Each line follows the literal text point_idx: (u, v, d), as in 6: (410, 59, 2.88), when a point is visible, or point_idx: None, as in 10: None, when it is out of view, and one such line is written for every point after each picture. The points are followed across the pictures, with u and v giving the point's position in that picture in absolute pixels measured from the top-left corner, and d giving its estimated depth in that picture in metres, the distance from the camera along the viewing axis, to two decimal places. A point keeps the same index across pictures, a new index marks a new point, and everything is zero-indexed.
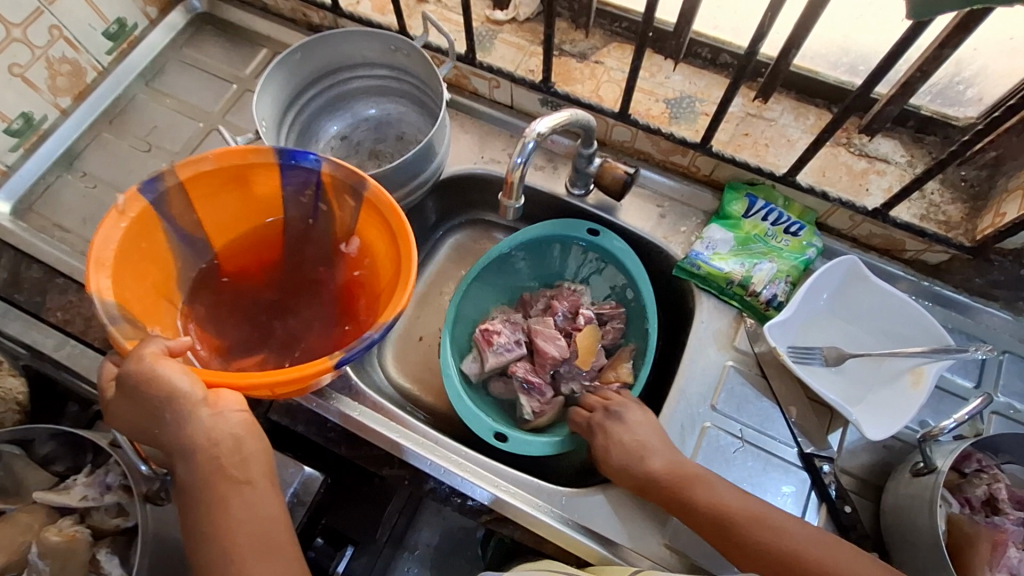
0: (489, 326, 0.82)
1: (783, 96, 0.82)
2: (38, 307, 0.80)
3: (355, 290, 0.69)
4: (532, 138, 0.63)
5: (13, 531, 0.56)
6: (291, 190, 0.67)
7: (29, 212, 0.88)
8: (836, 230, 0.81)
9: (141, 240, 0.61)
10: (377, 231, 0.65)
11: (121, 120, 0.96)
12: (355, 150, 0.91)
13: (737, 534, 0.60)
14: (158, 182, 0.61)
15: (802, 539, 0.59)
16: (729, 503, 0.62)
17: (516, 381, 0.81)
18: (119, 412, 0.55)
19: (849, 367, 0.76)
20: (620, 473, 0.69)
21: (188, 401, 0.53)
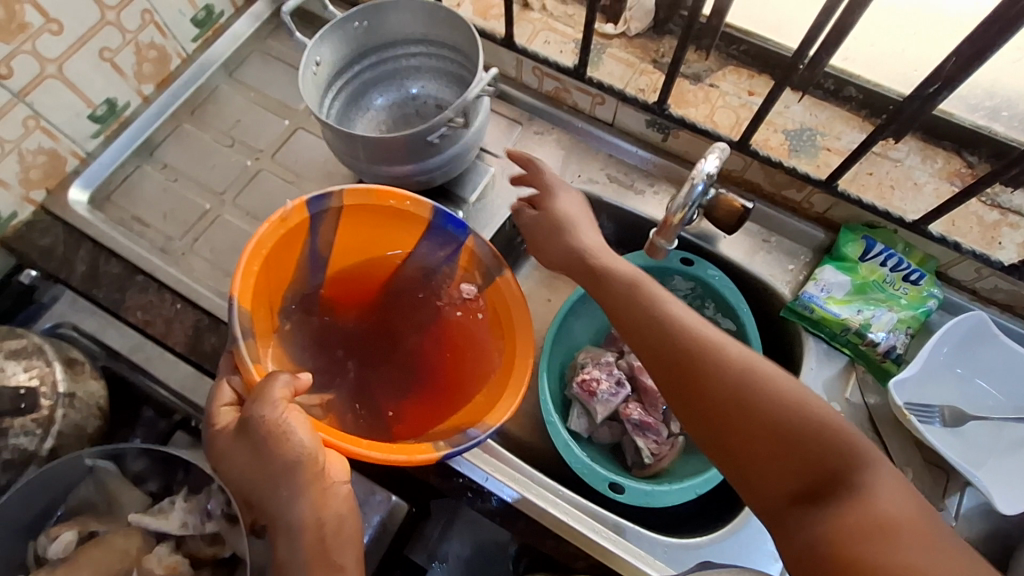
0: (586, 375, 0.78)
1: (910, 136, 0.78)
2: (117, 305, 0.77)
3: (448, 356, 0.69)
4: (702, 179, 0.62)
5: (111, 555, 0.53)
6: (425, 248, 0.69)
7: (107, 202, 0.85)
8: (956, 281, 0.77)
9: (287, 247, 0.63)
10: (489, 314, 0.67)
11: (202, 111, 0.92)
12: (396, 128, 0.84)
13: (654, 330, 0.57)
14: (324, 200, 0.63)
15: (722, 340, 0.55)
16: (722, 344, 0.54)
17: (630, 423, 0.77)
18: (232, 457, 0.52)
19: (968, 429, 0.72)
20: (562, 266, 0.67)
21: (311, 467, 0.51)
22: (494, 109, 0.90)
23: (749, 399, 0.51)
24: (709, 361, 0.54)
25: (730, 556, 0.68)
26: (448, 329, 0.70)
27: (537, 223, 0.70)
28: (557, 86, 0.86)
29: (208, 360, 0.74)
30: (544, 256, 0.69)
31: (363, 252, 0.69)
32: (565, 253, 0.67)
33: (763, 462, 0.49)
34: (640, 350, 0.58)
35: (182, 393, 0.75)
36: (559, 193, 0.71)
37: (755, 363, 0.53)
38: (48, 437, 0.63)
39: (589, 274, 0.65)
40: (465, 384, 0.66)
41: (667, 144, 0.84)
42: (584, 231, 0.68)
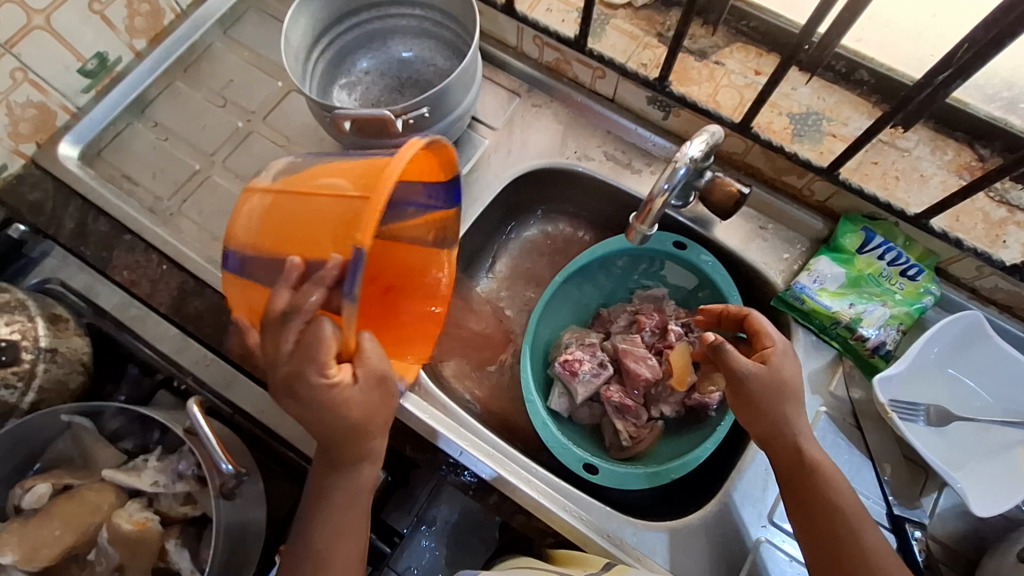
0: (569, 356, 0.78)
1: (922, 125, 0.75)
2: (104, 263, 0.78)
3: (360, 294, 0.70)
4: (684, 163, 0.60)
5: (82, 510, 0.54)
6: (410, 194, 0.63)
7: (97, 158, 0.84)
8: (955, 278, 0.75)
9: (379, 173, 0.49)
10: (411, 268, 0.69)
11: (196, 69, 0.90)
12: (379, 89, 0.82)
13: (830, 526, 0.58)
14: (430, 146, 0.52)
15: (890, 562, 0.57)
16: (879, 551, 0.57)
17: (609, 405, 0.77)
18: (361, 402, 0.53)
19: (952, 430, 0.71)
20: (758, 419, 0.63)
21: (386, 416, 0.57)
22: (491, 78, 0.87)
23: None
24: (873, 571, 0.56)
25: (701, 543, 0.67)
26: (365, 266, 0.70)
27: (763, 377, 0.61)
28: (557, 57, 0.83)
29: (192, 322, 0.75)
30: (752, 413, 0.63)
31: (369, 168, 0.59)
32: (767, 415, 0.62)
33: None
34: (806, 532, 0.60)
35: (167, 354, 0.75)
36: (791, 355, 0.64)
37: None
38: (30, 392, 0.64)
39: (792, 458, 0.61)
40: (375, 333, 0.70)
41: (667, 123, 0.81)
42: (801, 408, 0.63)
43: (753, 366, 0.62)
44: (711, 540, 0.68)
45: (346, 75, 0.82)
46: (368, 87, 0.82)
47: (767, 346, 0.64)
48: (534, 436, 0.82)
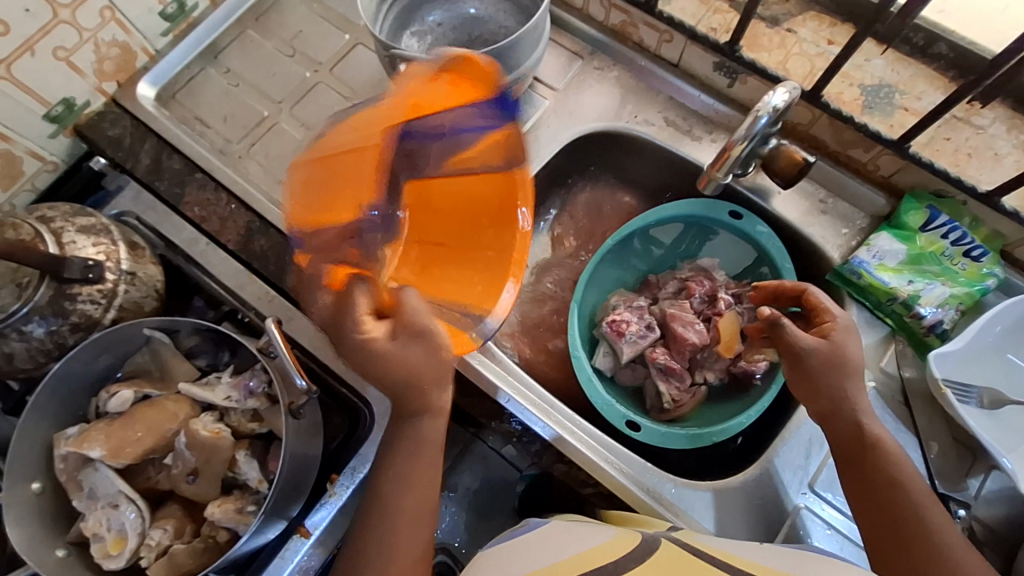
0: (617, 317, 0.79)
1: (999, 102, 0.73)
2: (176, 199, 0.82)
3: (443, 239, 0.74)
4: (767, 112, 0.61)
5: (162, 416, 0.58)
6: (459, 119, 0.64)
7: (172, 100, 0.88)
8: (1022, 263, 0.73)
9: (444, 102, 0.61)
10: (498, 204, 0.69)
11: (267, 18, 0.92)
12: (444, 41, 0.83)
13: (898, 512, 0.57)
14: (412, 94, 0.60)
15: (957, 544, 0.56)
16: (943, 532, 0.56)
17: (655, 367, 0.78)
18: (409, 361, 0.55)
19: (1006, 414, 0.70)
20: (820, 392, 0.63)
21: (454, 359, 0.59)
22: (556, 40, 0.87)
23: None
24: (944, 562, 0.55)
25: (743, 504, 0.68)
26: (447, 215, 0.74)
27: (823, 352, 0.62)
28: (624, 20, 0.83)
29: (258, 260, 0.78)
30: (810, 389, 0.63)
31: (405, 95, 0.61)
32: (825, 391, 0.62)
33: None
34: (870, 517, 0.59)
35: (233, 287, 0.79)
36: (852, 332, 0.64)
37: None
38: (111, 309, 0.67)
39: (851, 433, 0.62)
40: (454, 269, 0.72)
41: (732, 90, 0.80)
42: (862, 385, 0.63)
43: (812, 342, 0.63)
44: (753, 505, 0.69)
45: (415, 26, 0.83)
46: (433, 40, 0.83)
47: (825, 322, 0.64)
48: (577, 396, 0.84)
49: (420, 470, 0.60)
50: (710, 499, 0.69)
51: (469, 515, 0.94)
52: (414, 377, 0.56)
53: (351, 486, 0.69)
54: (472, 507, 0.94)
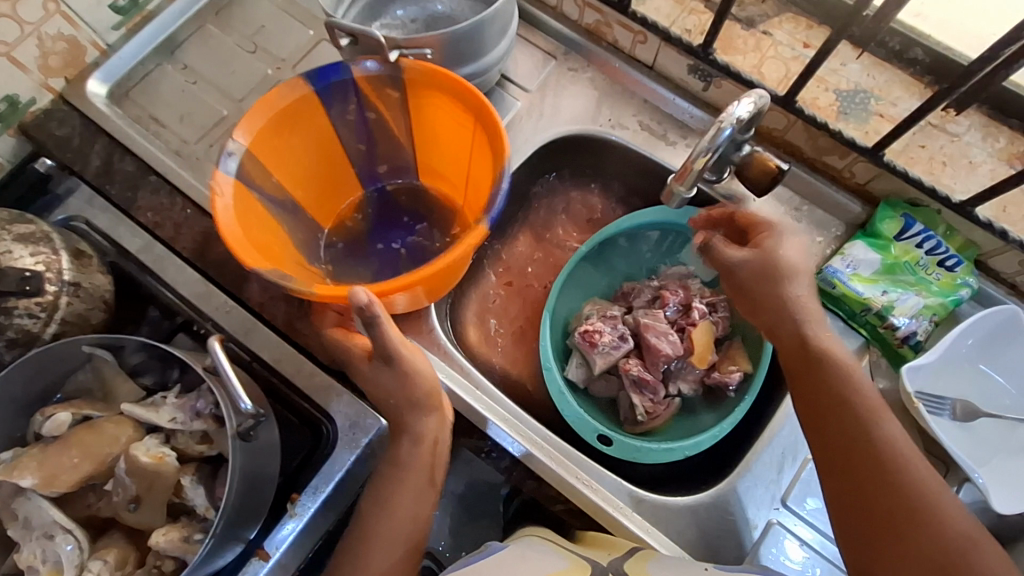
0: (589, 327, 0.77)
1: (975, 109, 0.71)
2: (129, 204, 0.78)
3: (464, 173, 0.71)
4: (730, 124, 0.58)
5: (101, 441, 0.55)
6: (334, 112, 0.67)
7: (125, 99, 0.84)
8: (996, 272, 0.72)
9: (278, 146, 0.66)
10: (441, 106, 0.66)
11: (227, 13, 0.88)
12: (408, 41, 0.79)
13: (850, 441, 0.58)
14: (234, 162, 0.61)
15: (909, 451, 0.57)
16: (896, 440, 0.57)
17: (628, 379, 0.76)
18: (386, 386, 0.66)
19: (979, 426, 0.69)
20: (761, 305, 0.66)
21: (429, 397, 0.66)
22: (527, 38, 0.84)
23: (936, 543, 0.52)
24: (902, 492, 0.54)
25: (714, 520, 0.67)
26: (451, 159, 0.72)
27: (747, 264, 0.65)
28: (597, 20, 0.80)
29: (215, 267, 0.77)
30: (754, 297, 0.66)
31: (296, 138, 0.67)
32: (767, 299, 0.65)
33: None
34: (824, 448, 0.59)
35: (187, 297, 0.74)
36: (789, 237, 0.65)
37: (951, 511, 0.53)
38: (52, 323, 0.64)
39: (798, 347, 0.63)
40: (477, 188, 0.68)
41: (707, 94, 0.78)
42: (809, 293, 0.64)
43: (742, 256, 0.66)
44: (726, 522, 0.67)
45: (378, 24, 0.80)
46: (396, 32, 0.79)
47: (761, 232, 0.66)
48: (549, 406, 0.82)
49: (408, 503, 0.64)
50: (681, 515, 0.68)
51: (455, 520, 0.89)
52: (394, 399, 0.66)
53: (314, 505, 0.65)
54: (457, 512, 0.89)
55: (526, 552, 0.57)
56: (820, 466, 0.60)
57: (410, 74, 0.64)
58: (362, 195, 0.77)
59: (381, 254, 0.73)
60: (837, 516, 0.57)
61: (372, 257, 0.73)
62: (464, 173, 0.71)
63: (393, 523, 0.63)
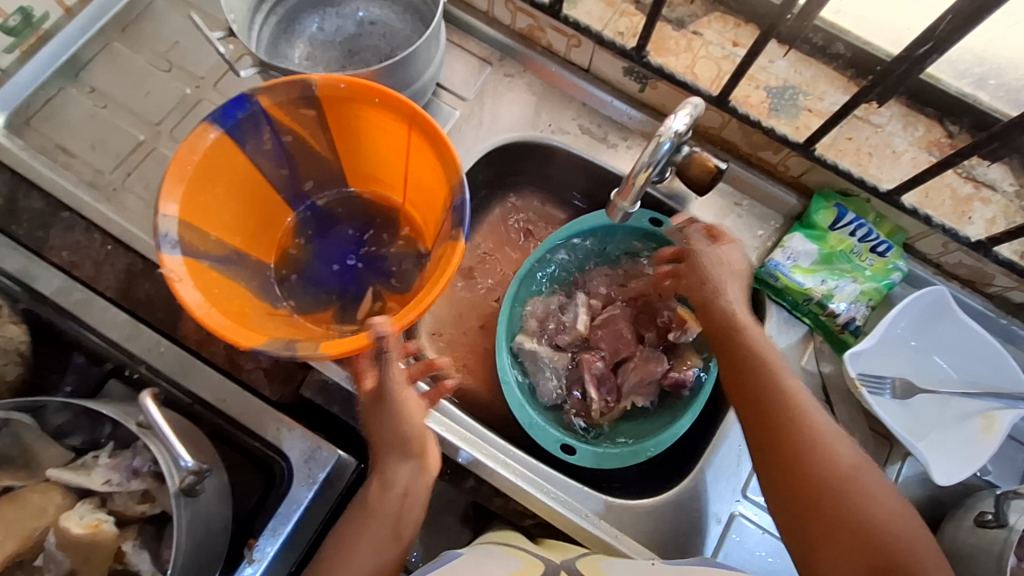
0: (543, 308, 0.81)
1: (895, 101, 0.74)
2: (40, 243, 0.72)
3: (403, 174, 0.68)
4: (669, 138, 0.59)
5: (26, 514, 0.51)
6: (248, 147, 0.62)
7: (26, 127, 0.77)
8: (922, 254, 0.76)
9: (205, 199, 0.60)
10: (370, 117, 0.62)
11: (135, 29, 0.82)
12: (331, 53, 0.76)
13: (783, 425, 0.57)
14: (172, 238, 0.56)
15: (766, 355, 0.61)
16: (776, 364, 0.61)
17: (586, 371, 0.78)
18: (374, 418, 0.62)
19: (916, 402, 0.73)
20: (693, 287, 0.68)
21: (421, 442, 0.61)
22: (460, 44, 0.82)
23: (860, 516, 0.52)
24: (797, 427, 0.56)
25: (676, 518, 0.69)
26: (379, 165, 0.69)
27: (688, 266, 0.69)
28: (530, 24, 0.79)
29: (143, 307, 0.72)
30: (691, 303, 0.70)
31: (224, 185, 0.62)
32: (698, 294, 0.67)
33: (837, 571, 0.51)
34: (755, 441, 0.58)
35: (115, 340, 0.69)
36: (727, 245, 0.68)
37: (872, 484, 0.53)
38: None
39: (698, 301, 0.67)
40: (425, 192, 0.66)
41: (644, 95, 0.79)
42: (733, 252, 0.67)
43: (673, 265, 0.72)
44: (690, 518, 0.69)
45: (298, 39, 0.76)
46: (333, 31, 0.76)
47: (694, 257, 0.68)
48: (510, 418, 0.81)
49: (365, 556, 0.57)
50: (646, 516, 0.69)
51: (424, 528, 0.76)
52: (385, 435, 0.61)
53: (273, 547, 0.62)
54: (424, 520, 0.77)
55: (482, 557, 0.55)
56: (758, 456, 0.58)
57: (323, 94, 0.60)
58: (293, 218, 0.71)
59: (339, 275, 0.71)
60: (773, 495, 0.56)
61: (330, 280, 0.71)
62: (400, 176, 0.69)
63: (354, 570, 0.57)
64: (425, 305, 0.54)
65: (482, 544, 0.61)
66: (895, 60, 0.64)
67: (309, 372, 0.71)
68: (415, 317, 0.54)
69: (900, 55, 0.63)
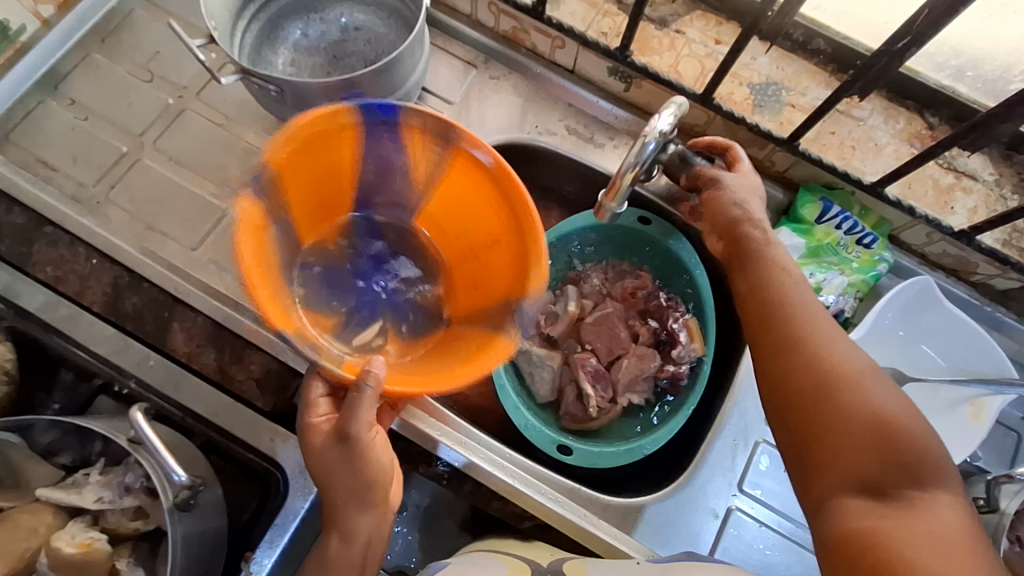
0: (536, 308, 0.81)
1: (876, 94, 0.75)
2: (23, 259, 0.71)
3: (473, 242, 0.69)
4: (655, 137, 0.59)
5: (16, 536, 0.50)
6: (369, 147, 0.63)
7: (6, 142, 0.76)
8: (907, 245, 0.77)
9: (296, 168, 0.60)
10: (471, 175, 0.63)
11: (115, 40, 0.81)
12: (315, 59, 0.75)
13: (786, 333, 0.54)
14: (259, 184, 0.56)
15: (778, 263, 0.59)
16: (784, 273, 0.58)
17: (582, 370, 0.78)
18: (324, 463, 0.56)
19: (906, 390, 0.73)
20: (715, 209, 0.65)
21: (384, 492, 0.58)
22: (444, 47, 0.82)
23: (866, 412, 0.49)
24: (804, 329, 0.54)
25: (673, 514, 0.69)
26: (449, 214, 0.70)
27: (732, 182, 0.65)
28: (513, 27, 0.79)
29: (131, 321, 0.70)
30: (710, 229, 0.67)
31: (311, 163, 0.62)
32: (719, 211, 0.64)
33: (842, 468, 0.48)
34: (759, 349, 0.56)
35: (104, 356, 0.68)
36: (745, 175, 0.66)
37: (883, 391, 0.50)
38: None
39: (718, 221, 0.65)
40: (487, 271, 0.67)
41: (629, 94, 0.79)
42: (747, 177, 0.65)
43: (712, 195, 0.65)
44: (687, 514, 0.69)
45: (281, 45, 0.76)
46: (317, 37, 0.76)
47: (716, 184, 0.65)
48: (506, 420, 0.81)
49: None
50: (644, 514, 0.69)
51: (422, 534, 0.76)
52: (343, 486, 0.56)
53: (270, 557, 0.62)
54: (424, 526, 0.76)
55: (466, 565, 0.56)
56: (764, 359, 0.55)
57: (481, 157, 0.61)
58: (347, 218, 0.71)
59: (360, 294, 0.70)
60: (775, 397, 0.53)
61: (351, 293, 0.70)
62: (464, 235, 0.69)
63: None
64: (470, 380, 0.53)
65: (480, 551, 0.61)
66: (874, 54, 0.64)
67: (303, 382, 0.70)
68: (450, 390, 0.53)
69: (878, 50, 0.64)
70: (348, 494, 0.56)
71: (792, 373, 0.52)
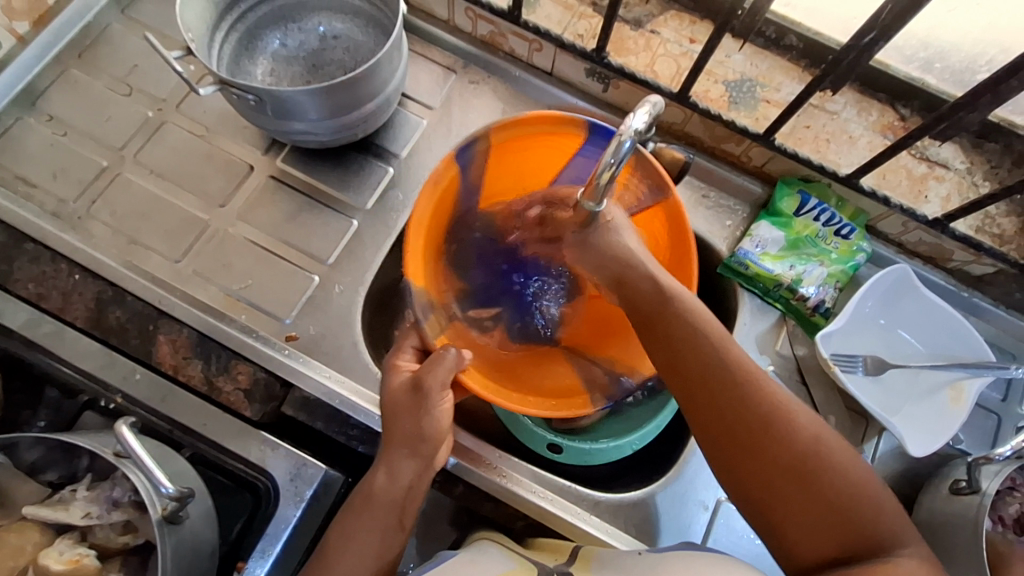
0: None
1: (848, 88, 0.77)
2: (4, 277, 0.70)
3: None
4: (629, 137, 0.53)
5: (3, 554, 0.50)
6: (583, 158, 0.71)
7: None
8: (884, 234, 0.78)
9: (506, 151, 0.71)
10: (653, 221, 0.71)
11: (92, 54, 0.81)
12: (294, 68, 0.76)
13: (738, 419, 0.52)
14: (472, 150, 0.67)
15: (709, 332, 0.55)
16: (722, 347, 0.55)
17: None
18: (396, 407, 0.61)
19: (887, 377, 0.74)
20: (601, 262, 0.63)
21: (436, 445, 0.61)
22: (423, 53, 0.83)
23: (824, 484, 0.50)
24: (754, 405, 0.52)
25: (663, 509, 0.70)
26: None
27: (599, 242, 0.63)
28: (491, 31, 0.80)
29: (115, 334, 0.70)
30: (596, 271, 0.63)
31: (542, 151, 0.72)
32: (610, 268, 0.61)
33: (804, 536, 0.50)
34: (707, 432, 0.53)
35: (90, 371, 0.68)
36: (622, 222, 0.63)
37: (835, 449, 0.51)
38: None
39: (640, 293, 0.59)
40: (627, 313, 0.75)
41: (608, 95, 0.80)
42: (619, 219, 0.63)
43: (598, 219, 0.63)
44: (676, 507, 0.70)
45: (260, 55, 0.76)
46: (295, 46, 0.76)
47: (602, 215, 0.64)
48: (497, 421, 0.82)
49: (369, 542, 0.58)
50: (634, 509, 0.69)
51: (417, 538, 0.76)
52: (405, 431, 0.60)
53: (263, 564, 0.62)
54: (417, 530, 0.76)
55: (465, 560, 0.56)
56: (716, 446, 0.53)
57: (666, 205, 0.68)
58: None
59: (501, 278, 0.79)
60: (730, 476, 0.53)
61: (492, 277, 0.79)
62: None
63: (352, 561, 0.56)
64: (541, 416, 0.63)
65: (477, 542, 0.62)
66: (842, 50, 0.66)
67: (291, 390, 0.70)
68: (524, 415, 0.63)
69: (847, 44, 0.65)
70: (409, 436, 0.60)
71: (747, 461, 0.51)
